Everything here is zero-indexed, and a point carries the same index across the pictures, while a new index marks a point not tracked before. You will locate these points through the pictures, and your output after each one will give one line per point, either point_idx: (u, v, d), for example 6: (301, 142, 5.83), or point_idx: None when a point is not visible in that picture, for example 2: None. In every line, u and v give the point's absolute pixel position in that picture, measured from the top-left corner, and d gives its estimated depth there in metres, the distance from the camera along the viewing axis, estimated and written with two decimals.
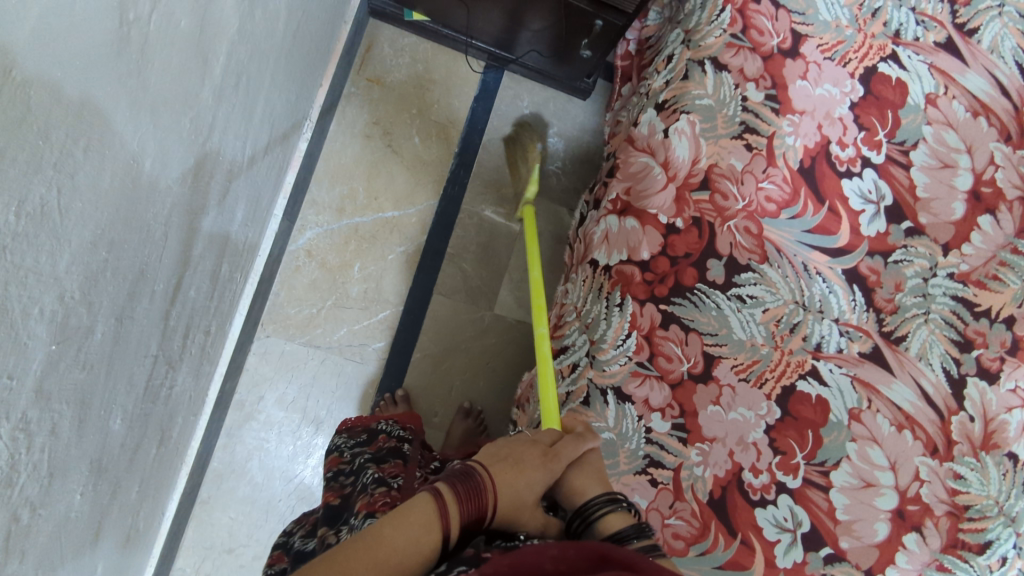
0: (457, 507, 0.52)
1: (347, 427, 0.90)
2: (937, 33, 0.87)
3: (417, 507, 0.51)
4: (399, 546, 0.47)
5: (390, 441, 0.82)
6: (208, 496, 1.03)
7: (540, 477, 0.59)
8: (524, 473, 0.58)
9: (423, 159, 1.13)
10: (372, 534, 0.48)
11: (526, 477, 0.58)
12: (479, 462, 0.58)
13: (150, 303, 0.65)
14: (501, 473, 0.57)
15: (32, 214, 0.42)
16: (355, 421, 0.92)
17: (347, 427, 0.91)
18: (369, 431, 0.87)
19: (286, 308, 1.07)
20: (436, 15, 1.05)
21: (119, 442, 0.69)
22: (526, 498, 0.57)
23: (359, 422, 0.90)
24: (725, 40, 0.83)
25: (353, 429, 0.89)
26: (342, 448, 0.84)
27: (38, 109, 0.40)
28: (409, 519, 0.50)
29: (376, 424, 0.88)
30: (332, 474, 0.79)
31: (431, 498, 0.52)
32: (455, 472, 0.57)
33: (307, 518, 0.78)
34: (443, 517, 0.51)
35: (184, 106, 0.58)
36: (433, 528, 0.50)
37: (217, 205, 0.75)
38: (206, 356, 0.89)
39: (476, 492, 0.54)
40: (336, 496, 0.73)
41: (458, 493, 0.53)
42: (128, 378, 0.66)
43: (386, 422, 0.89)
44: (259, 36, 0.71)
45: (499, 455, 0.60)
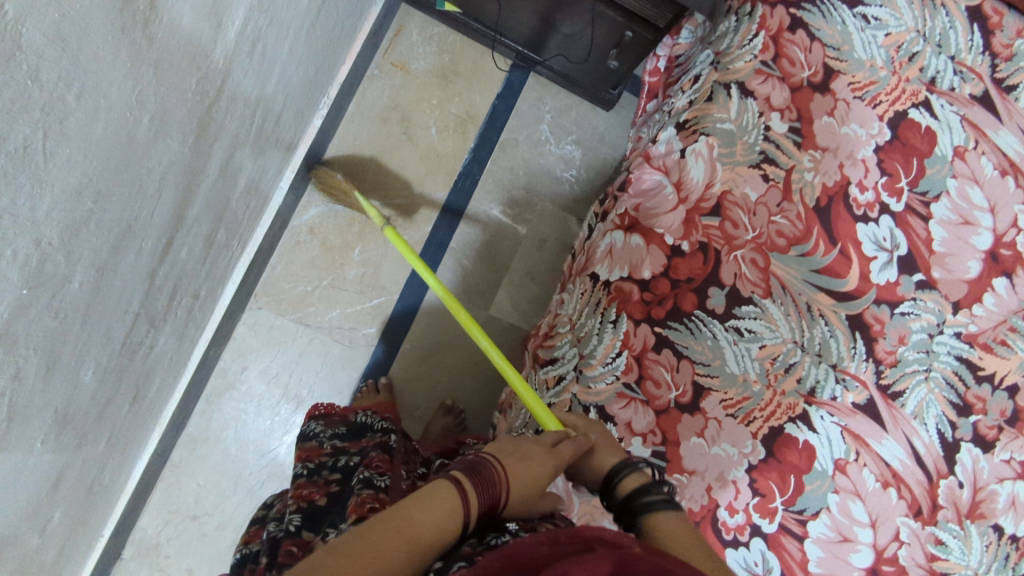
0: (477, 497, 0.50)
1: (322, 414, 0.92)
2: (974, 85, 0.84)
3: (442, 491, 0.49)
4: (427, 530, 0.46)
5: (376, 440, 0.79)
6: (179, 460, 1.02)
7: (545, 471, 0.56)
8: (531, 458, 0.57)
9: (438, 151, 1.12)
10: (399, 514, 0.46)
11: (534, 469, 0.55)
12: (490, 454, 0.55)
13: (135, 260, 0.64)
14: (512, 462, 0.55)
15: (14, 152, 0.41)
16: (327, 407, 0.94)
17: (320, 416, 0.92)
18: (349, 424, 0.87)
19: (281, 282, 1.06)
20: (468, 7, 1.04)
21: (89, 395, 0.68)
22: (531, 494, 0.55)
23: (335, 412, 0.91)
24: (754, 67, 0.81)
25: (327, 418, 0.90)
26: (321, 437, 0.85)
27: (29, 46, 0.39)
28: (433, 503, 0.48)
29: (354, 417, 0.89)
30: (310, 465, 0.78)
31: (452, 486, 0.50)
32: (468, 462, 0.54)
33: (280, 493, 0.81)
34: (467, 505, 0.49)
35: (191, 64, 0.57)
36: (457, 516, 0.48)
37: (219, 170, 0.74)
38: (192, 320, 0.88)
39: (493, 484, 0.52)
40: (319, 493, 0.72)
41: (476, 483, 0.51)
42: (105, 332, 0.65)
43: (364, 415, 0.89)
44: (280, 5, 0.69)
45: (505, 448, 0.57)
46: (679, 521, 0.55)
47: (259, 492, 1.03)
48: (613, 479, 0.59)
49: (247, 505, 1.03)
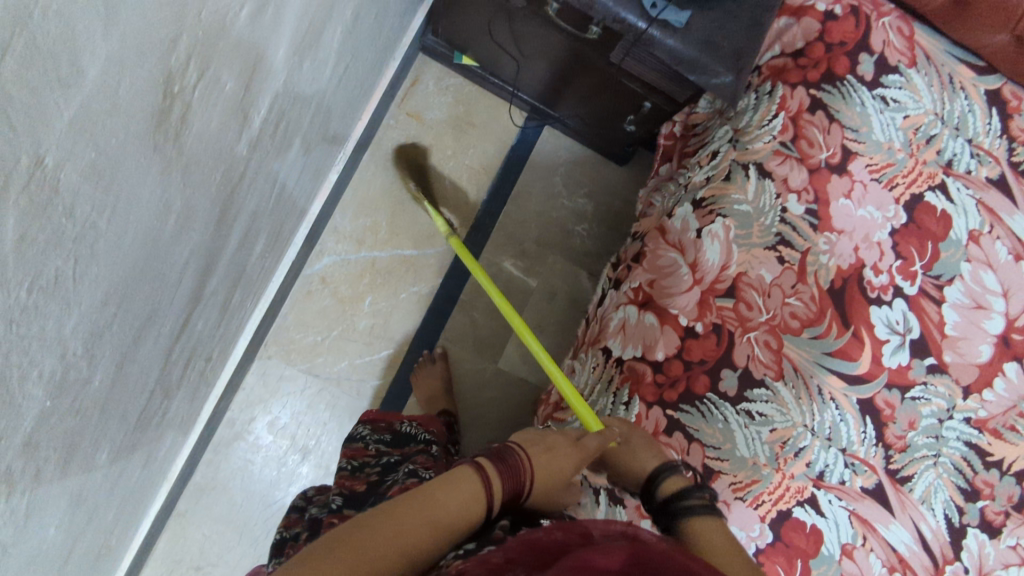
0: (500, 482, 0.52)
1: (369, 419, 0.89)
2: (991, 168, 0.84)
3: (465, 474, 0.51)
4: (451, 513, 0.48)
5: (417, 447, 0.80)
6: (185, 509, 1.03)
7: (570, 464, 0.58)
8: (555, 452, 0.58)
9: (451, 203, 1.12)
10: (424, 495, 0.48)
11: (559, 459, 0.58)
12: (516, 444, 0.57)
13: (152, 345, 0.64)
14: (536, 452, 0.57)
15: (45, 286, 0.41)
16: (376, 415, 0.91)
17: (369, 419, 0.90)
18: (394, 432, 0.85)
19: (291, 332, 1.06)
20: (486, 62, 1.04)
21: (103, 472, 0.68)
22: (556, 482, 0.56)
23: (382, 421, 0.88)
24: (772, 147, 0.80)
25: (375, 425, 0.87)
26: (368, 441, 0.82)
27: (67, 189, 0.38)
28: (457, 487, 0.49)
29: (398, 426, 0.87)
30: (354, 461, 0.78)
31: (475, 471, 0.51)
32: (494, 450, 0.55)
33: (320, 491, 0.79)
34: (490, 490, 0.50)
35: (217, 160, 0.57)
36: (479, 500, 0.50)
37: (238, 244, 0.74)
38: (204, 381, 0.88)
39: (517, 472, 0.53)
40: (360, 482, 0.71)
41: (501, 469, 0.52)
42: (122, 413, 0.65)
43: (409, 424, 0.88)
44: (306, 84, 0.68)
45: (531, 441, 0.59)
46: (717, 526, 0.57)
47: (263, 542, 1.04)
48: (656, 479, 0.62)
49: (251, 555, 1.03)
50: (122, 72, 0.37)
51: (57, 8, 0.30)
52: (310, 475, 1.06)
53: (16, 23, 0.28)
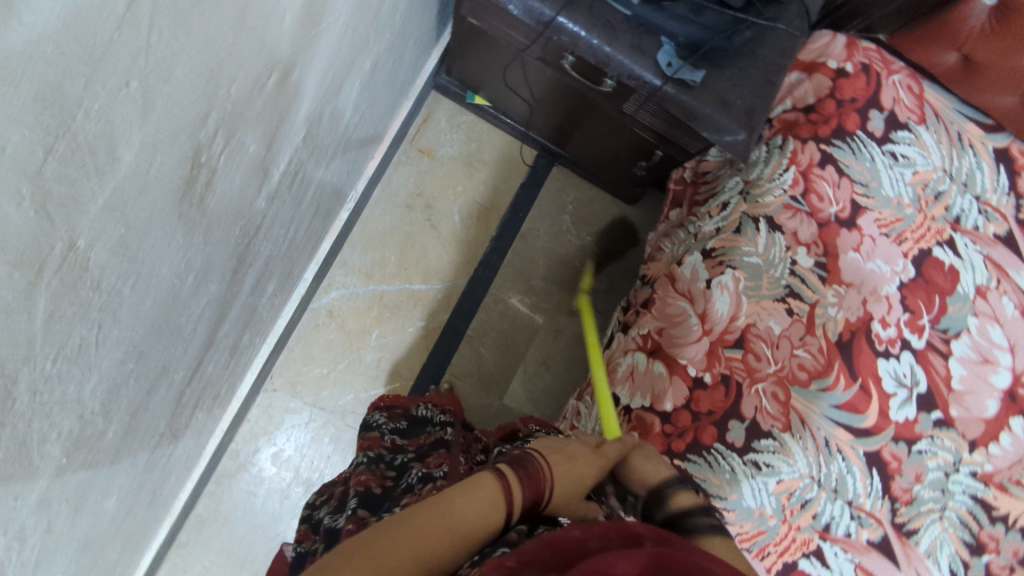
0: (520, 492, 0.50)
1: (383, 408, 0.90)
2: (998, 225, 0.85)
3: (487, 480, 0.50)
4: (469, 519, 0.47)
5: (434, 435, 0.82)
6: (186, 541, 1.02)
7: (591, 471, 0.55)
8: (574, 462, 0.55)
9: (460, 238, 1.13)
10: (443, 502, 0.47)
11: (579, 467, 0.55)
12: (537, 451, 0.55)
13: (163, 393, 0.64)
14: (557, 460, 0.54)
15: (68, 354, 0.41)
16: (392, 402, 0.93)
17: (384, 408, 0.91)
18: (411, 421, 0.87)
19: (298, 365, 1.07)
20: (498, 102, 1.05)
21: (110, 516, 0.68)
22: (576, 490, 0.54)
23: (398, 406, 0.90)
24: (783, 201, 0.82)
25: (389, 413, 0.89)
26: (383, 429, 0.84)
27: (95, 264, 0.39)
28: (476, 493, 0.48)
29: (416, 412, 0.90)
30: (369, 454, 0.77)
31: (496, 478, 0.50)
32: (516, 457, 0.53)
33: (333, 493, 0.78)
34: (511, 498, 0.49)
35: (236, 215, 0.57)
36: (499, 507, 0.48)
37: (251, 287, 0.74)
38: (211, 417, 0.88)
39: (538, 481, 0.51)
40: (377, 480, 0.71)
41: (521, 477, 0.51)
42: (132, 459, 0.65)
43: (424, 409, 0.90)
44: (324, 135, 0.69)
45: (552, 448, 0.56)
46: (729, 550, 0.51)
47: None
48: (663, 494, 0.56)
49: None
50: (154, 154, 0.38)
51: (99, 108, 0.31)
52: None
53: (60, 127, 0.30)
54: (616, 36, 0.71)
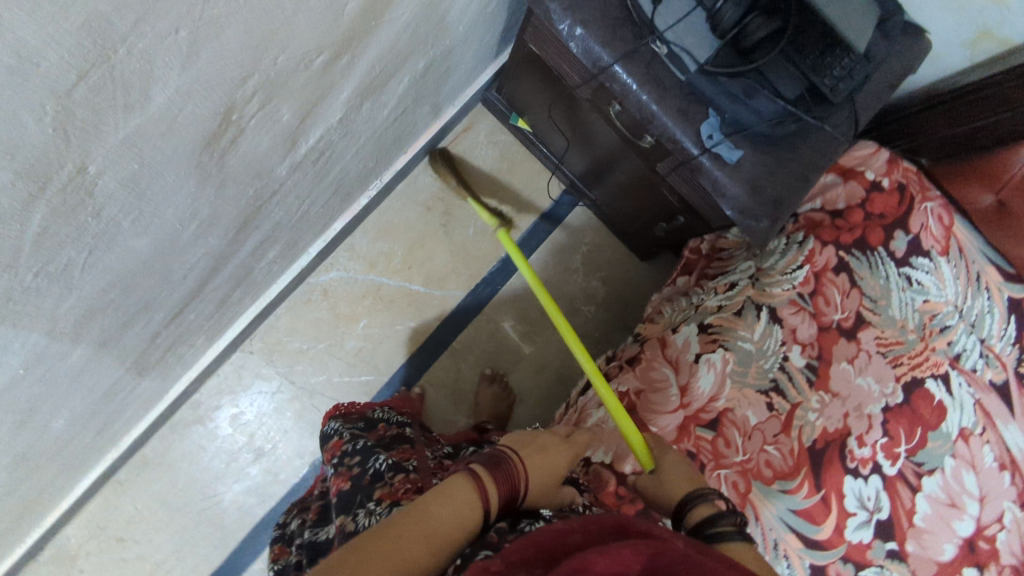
0: (496, 490, 0.52)
1: (341, 413, 0.89)
2: (996, 372, 0.84)
3: (460, 482, 0.51)
4: (449, 523, 0.47)
5: (393, 430, 0.82)
6: (125, 477, 1.02)
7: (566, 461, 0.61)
8: (546, 454, 0.59)
9: (470, 251, 1.13)
10: (417, 511, 0.47)
11: (554, 459, 0.60)
12: (510, 448, 0.58)
13: (138, 331, 0.64)
14: (528, 454, 0.58)
15: (52, 272, 0.42)
16: (349, 408, 0.92)
17: (340, 416, 0.89)
18: (365, 418, 0.86)
19: (280, 334, 1.06)
20: (539, 130, 1.05)
21: (54, 436, 0.67)
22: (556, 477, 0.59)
23: (353, 411, 0.89)
24: (790, 296, 0.81)
25: (345, 417, 0.87)
26: (342, 433, 0.82)
27: (101, 193, 0.39)
28: (451, 496, 0.49)
29: (372, 413, 0.89)
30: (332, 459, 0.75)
31: (469, 478, 0.51)
32: (487, 458, 0.56)
33: (315, 506, 0.80)
34: (485, 496, 0.51)
35: (254, 178, 0.58)
36: (476, 507, 0.50)
37: (252, 249, 0.74)
38: (180, 363, 0.87)
39: (513, 474, 0.54)
40: (344, 480, 0.69)
41: (495, 475, 0.53)
42: (90, 385, 0.65)
43: (381, 411, 0.90)
44: (361, 121, 0.70)
45: (523, 441, 0.60)
46: (750, 551, 0.52)
47: (192, 531, 1.04)
48: (684, 511, 0.57)
49: (176, 541, 1.03)
50: (186, 102, 0.39)
51: (142, 47, 0.32)
52: (257, 477, 1.06)
53: (100, 58, 0.30)
54: (665, 96, 0.72)
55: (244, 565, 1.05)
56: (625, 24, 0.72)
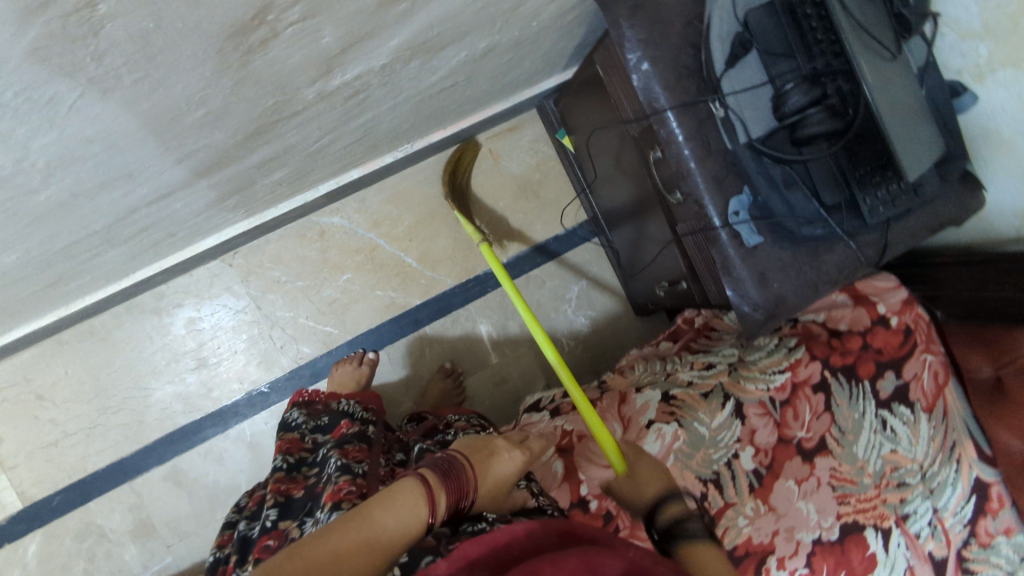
0: (443, 495, 0.53)
1: (304, 404, 0.93)
2: (938, 545, 0.82)
3: (408, 488, 0.52)
4: (390, 530, 0.48)
5: (354, 428, 0.82)
6: (66, 340, 1.01)
7: (512, 468, 0.61)
8: (498, 460, 0.61)
9: (473, 246, 1.12)
10: (362, 516, 0.48)
11: (500, 464, 0.61)
12: (460, 454, 0.59)
13: (115, 200, 0.63)
14: (482, 460, 0.60)
15: (36, 99, 0.40)
16: (312, 397, 0.95)
17: (302, 405, 0.94)
18: (330, 413, 0.89)
19: (264, 258, 1.06)
20: (580, 153, 1.04)
21: (2, 272, 0.66)
22: (503, 482, 0.60)
23: (317, 402, 0.92)
24: (761, 396, 0.78)
25: (308, 409, 0.92)
26: (304, 430, 0.87)
27: (107, 37, 0.38)
28: (396, 502, 0.50)
29: (336, 407, 0.91)
30: (290, 459, 0.80)
31: (418, 484, 0.53)
32: (439, 460, 0.57)
33: (253, 497, 0.81)
34: (433, 506, 0.52)
35: (277, 90, 0.56)
36: (420, 512, 0.51)
37: (258, 162, 0.73)
38: (155, 249, 0.85)
39: (462, 481, 0.56)
40: (297, 488, 0.74)
41: (444, 481, 0.54)
42: (51, 233, 0.63)
43: (346, 403, 0.92)
44: (405, 77, 0.69)
45: (474, 445, 0.62)
46: (711, 552, 0.56)
47: (110, 414, 1.03)
48: (655, 507, 0.61)
49: (92, 417, 1.02)
50: None
51: None
52: (192, 385, 1.05)
53: None
54: (707, 159, 0.70)
55: (147, 466, 1.03)
56: (693, 76, 0.70)
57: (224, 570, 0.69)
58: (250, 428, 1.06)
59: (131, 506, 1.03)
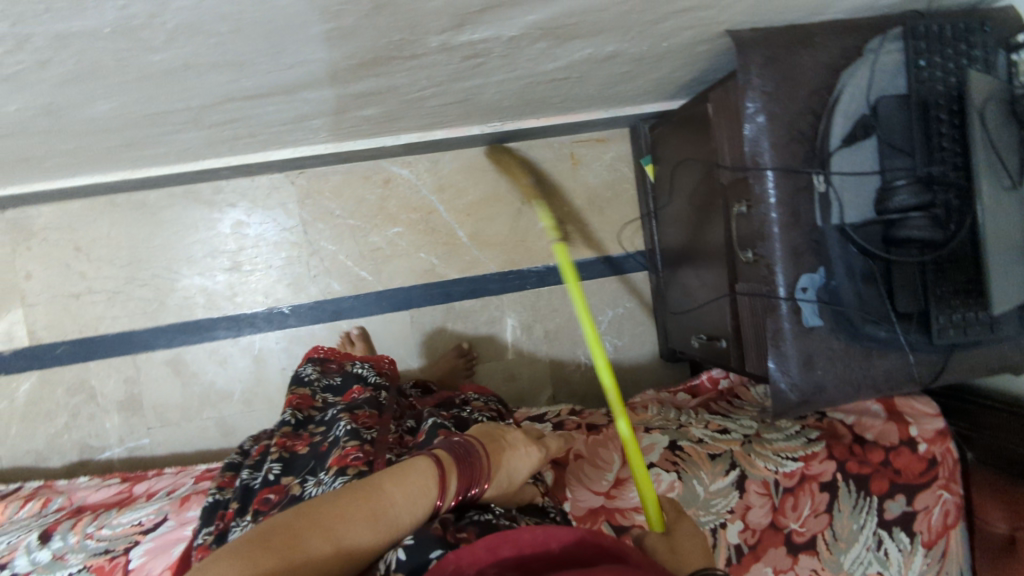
0: (454, 479, 0.55)
1: (320, 359, 0.95)
2: None
3: (419, 468, 0.53)
4: (395, 507, 0.50)
5: (366, 393, 0.84)
6: (120, 203, 1.03)
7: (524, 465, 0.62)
8: (514, 452, 0.62)
9: (526, 240, 1.12)
10: (371, 489, 0.51)
11: (514, 459, 0.61)
12: (476, 440, 0.60)
13: (217, 84, 0.63)
14: (498, 449, 0.61)
15: None
16: (327, 355, 0.97)
17: (317, 361, 0.95)
18: (343, 374, 0.91)
19: (326, 187, 1.07)
20: (659, 184, 1.03)
21: (93, 118, 0.67)
22: (515, 478, 0.60)
23: (332, 361, 0.93)
24: (767, 476, 0.76)
25: (322, 366, 0.93)
26: (315, 387, 0.87)
27: None
28: (407, 479, 0.52)
29: (351, 368, 0.93)
30: (299, 415, 0.80)
31: (430, 464, 0.54)
32: (456, 445, 0.58)
33: (259, 445, 0.79)
34: (443, 488, 0.53)
35: (405, 27, 0.56)
36: (429, 493, 0.52)
37: (359, 93, 0.73)
38: (231, 143, 0.86)
39: (475, 470, 0.56)
40: (303, 446, 0.74)
41: (457, 465, 0.55)
42: (149, 97, 0.64)
43: (360, 365, 0.93)
44: (526, 56, 0.68)
45: (487, 437, 0.63)
46: None
47: (136, 286, 1.04)
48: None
49: (119, 283, 1.04)
50: None
51: None
52: (219, 285, 1.06)
53: None
54: (792, 229, 0.68)
55: (154, 345, 1.05)
56: (804, 143, 0.69)
57: (222, 516, 0.67)
58: (260, 342, 1.07)
59: (126, 378, 1.04)
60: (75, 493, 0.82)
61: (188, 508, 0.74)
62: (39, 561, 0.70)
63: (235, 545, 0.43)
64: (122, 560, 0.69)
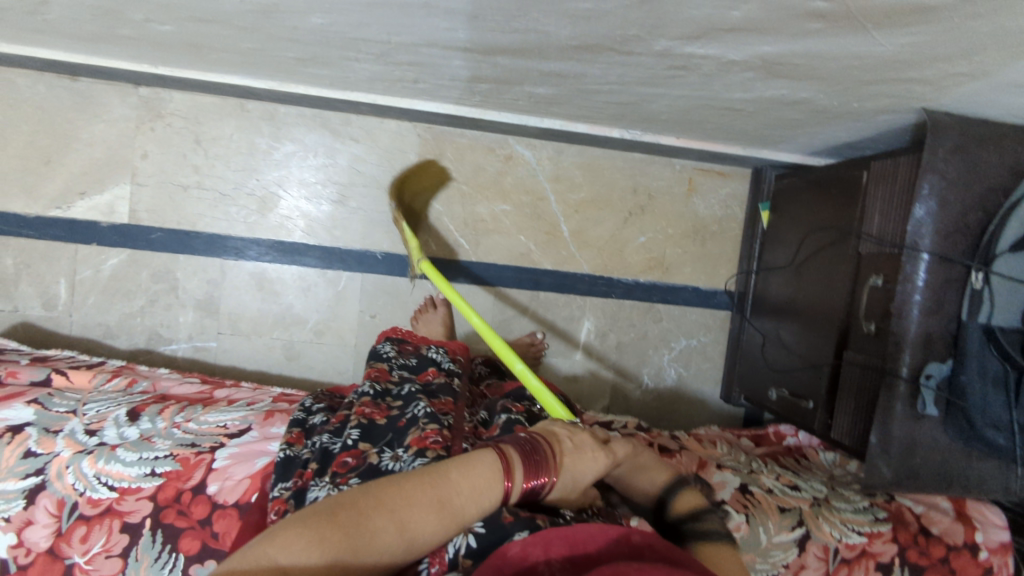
0: (520, 474, 0.51)
1: (395, 339, 0.92)
2: None
3: (485, 460, 0.51)
4: (461, 498, 0.48)
5: (441, 378, 0.83)
6: (250, 110, 1.03)
7: (593, 466, 0.55)
8: (579, 456, 0.55)
9: (624, 251, 1.13)
10: (436, 475, 0.49)
11: (580, 461, 0.55)
12: (540, 437, 0.55)
13: (436, 29, 0.64)
14: (563, 450, 0.55)
15: None
16: (405, 337, 0.94)
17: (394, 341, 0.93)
18: (418, 353, 0.89)
19: (450, 147, 1.07)
20: (773, 232, 1.05)
21: (297, 26, 0.67)
22: (579, 483, 0.55)
23: (409, 342, 0.91)
24: (829, 542, 0.77)
25: (399, 347, 0.90)
26: (392, 364, 0.85)
27: None
28: (474, 469, 0.50)
29: (426, 353, 0.90)
30: (376, 386, 0.78)
31: (498, 456, 0.51)
32: (522, 440, 0.54)
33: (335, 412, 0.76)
34: (509, 477, 0.50)
35: (647, 25, 0.56)
36: (495, 487, 0.49)
37: (549, 70, 0.73)
38: (391, 83, 0.86)
39: (542, 466, 0.52)
40: (381, 416, 0.72)
41: (524, 460, 0.52)
42: (365, 22, 0.64)
43: (434, 349, 0.92)
44: (725, 81, 0.69)
45: (552, 436, 0.57)
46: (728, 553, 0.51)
47: (243, 194, 1.04)
48: (665, 499, 0.56)
49: (228, 186, 1.04)
50: None
51: None
52: (323, 213, 1.06)
53: None
54: (933, 313, 0.70)
55: (246, 255, 1.05)
56: (968, 236, 0.70)
57: (300, 474, 0.65)
58: (347, 279, 1.08)
59: (211, 280, 1.05)
60: (158, 381, 0.85)
61: (272, 424, 0.77)
62: (127, 437, 0.72)
63: (307, 516, 0.43)
64: (208, 457, 0.71)
